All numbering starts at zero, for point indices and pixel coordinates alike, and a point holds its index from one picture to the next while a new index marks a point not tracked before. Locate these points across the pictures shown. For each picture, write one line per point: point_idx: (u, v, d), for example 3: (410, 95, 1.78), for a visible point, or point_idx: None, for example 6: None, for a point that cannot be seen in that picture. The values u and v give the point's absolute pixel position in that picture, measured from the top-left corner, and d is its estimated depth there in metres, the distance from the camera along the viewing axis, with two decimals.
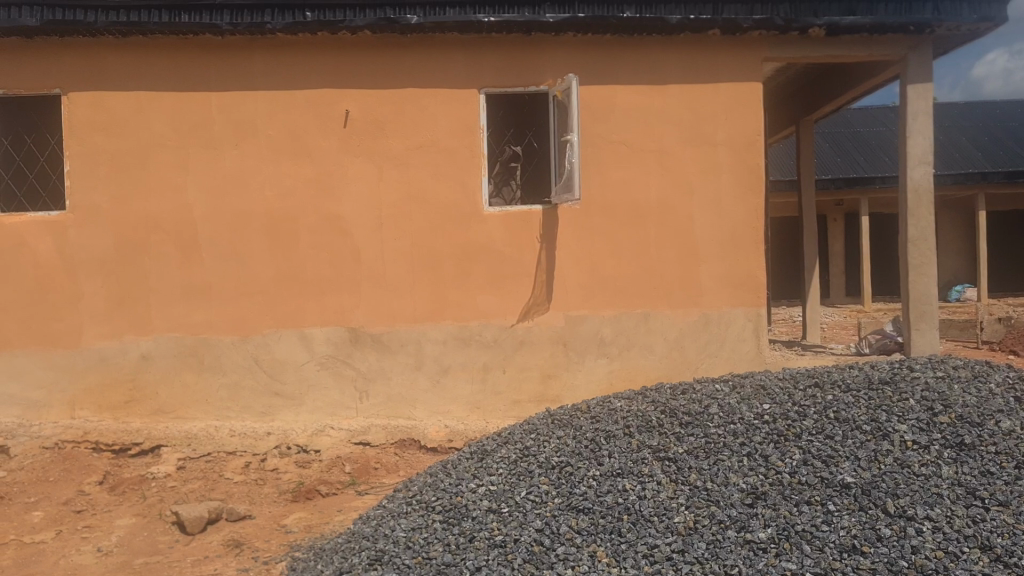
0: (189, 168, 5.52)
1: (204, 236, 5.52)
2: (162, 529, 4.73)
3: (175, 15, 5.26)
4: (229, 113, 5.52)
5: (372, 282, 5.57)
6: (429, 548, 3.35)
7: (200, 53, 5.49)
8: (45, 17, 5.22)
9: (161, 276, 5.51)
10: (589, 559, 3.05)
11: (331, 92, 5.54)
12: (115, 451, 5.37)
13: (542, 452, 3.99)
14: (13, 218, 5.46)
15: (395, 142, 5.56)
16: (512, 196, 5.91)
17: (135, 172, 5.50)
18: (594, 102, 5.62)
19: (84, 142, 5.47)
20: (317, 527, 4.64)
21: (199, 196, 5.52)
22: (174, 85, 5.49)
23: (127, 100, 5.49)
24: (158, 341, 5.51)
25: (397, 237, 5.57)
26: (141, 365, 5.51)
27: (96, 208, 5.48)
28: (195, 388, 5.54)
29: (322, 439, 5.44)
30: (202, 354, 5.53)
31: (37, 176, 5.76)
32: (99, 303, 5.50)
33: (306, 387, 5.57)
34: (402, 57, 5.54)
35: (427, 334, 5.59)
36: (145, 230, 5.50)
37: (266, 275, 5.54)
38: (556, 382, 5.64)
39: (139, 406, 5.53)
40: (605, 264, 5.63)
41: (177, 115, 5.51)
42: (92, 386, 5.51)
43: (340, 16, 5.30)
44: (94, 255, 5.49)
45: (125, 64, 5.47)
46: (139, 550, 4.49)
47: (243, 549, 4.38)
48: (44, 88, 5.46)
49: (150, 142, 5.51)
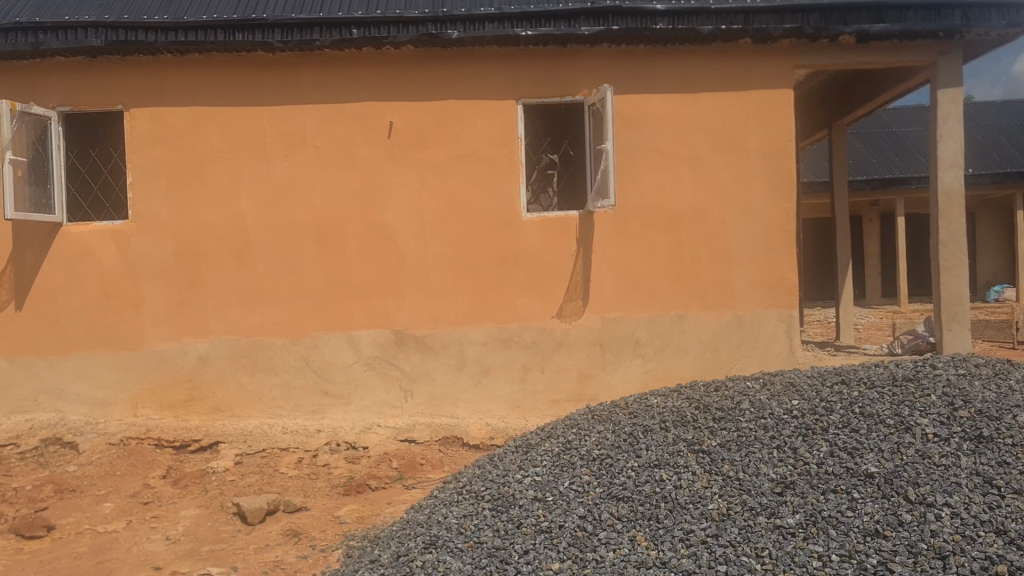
0: (242, 178, 5.82)
1: (257, 243, 5.82)
2: (225, 520, 5.03)
3: (230, 34, 5.54)
4: (280, 125, 5.82)
5: (416, 286, 5.83)
6: (480, 534, 3.59)
7: (253, 69, 5.79)
8: (110, 38, 5.53)
9: (217, 281, 5.82)
10: (628, 543, 3.27)
11: (376, 105, 5.80)
12: (176, 447, 5.67)
13: (584, 445, 4.22)
14: (81, 228, 5.80)
15: (437, 152, 5.82)
16: (550, 203, 6.14)
17: (193, 183, 5.82)
18: (628, 111, 5.83)
19: (145, 155, 5.80)
20: (369, 518, 4.90)
21: (253, 205, 5.82)
22: (229, 100, 5.80)
23: (184, 114, 5.80)
24: (215, 342, 5.82)
25: (439, 242, 5.83)
26: (200, 365, 5.82)
27: (156, 217, 5.81)
28: (250, 388, 5.83)
29: (370, 436, 5.70)
30: (256, 355, 5.83)
31: (101, 188, 6.04)
32: (160, 307, 5.82)
33: (353, 387, 5.84)
34: (444, 70, 5.79)
35: (468, 336, 5.83)
36: (202, 238, 5.82)
37: (316, 279, 5.82)
38: (593, 382, 5.85)
39: (198, 405, 5.83)
40: (640, 267, 5.84)
41: (231, 129, 5.81)
42: (154, 386, 5.82)
43: (385, 32, 5.55)
44: (155, 262, 5.81)
45: (182, 81, 5.79)
46: (203, 539, 4.80)
47: (301, 538, 4.66)
48: (107, 104, 5.80)
49: (205, 154, 5.81)
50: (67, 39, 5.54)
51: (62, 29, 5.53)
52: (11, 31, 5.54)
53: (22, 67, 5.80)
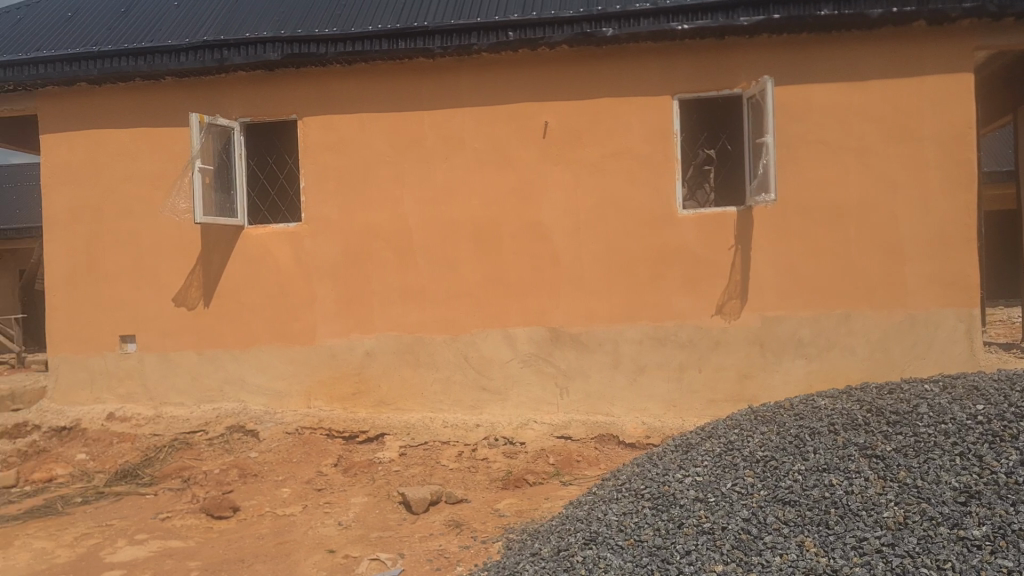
0: (405, 181, 6.06)
1: (419, 243, 6.05)
2: (391, 508, 5.25)
3: (393, 43, 5.78)
4: (440, 129, 6.01)
5: (572, 284, 5.87)
6: (640, 532, 3.59)
7: (414, 76, 6.02)
8: (286, 51, 5.90)
9: (382, 280, 6.09)
10: (796, 548, 3.18)
11: (531, 105, 5.89)
12: (346, 437, 5.98)
13: (747, 446, 4.12)
14: (260, 231, 6.22)
15: (592, 150, 5.84)
16: (706, 199, 6.00)
17: (359, 186, 6.11)
18: (790, 103, 5.64)
19: (316, 161, 6.16)
20: (528, 513, 4.97)
21: (415, 206, 6.05)
22: (392, 106, 6.06)
23: (352, 121, 6.11)
24: (380, 338, 6.09)
25: (594, 241, 5.85)
26: (366, 360, 6.11)
27: (327, 220, 6.15)
28: (413, 382, 6.06)
29: (527, 432, 5.81)
30: (418, 351, 6.05)
31: (277, 193, 6.45)
32: (330, 304, 6.15)
33: (510, 383, 5.95)
34: (599, 68, 5.80)
35: (623, 334, 5.82)
36: (368, 238, 6.11)
37: (474, 278, 5.98)
38: (753, 382, 5.70)
39: (364, 398, 6.12)
40: (803, 264, 5.63)
41: (394, 133, 6.06)
42: (325, 379, 6.17)
43: (540, 33, 5.62)
44: (325, 262, 6.15)
45: (349, 89, 6.10)
46: (371, 525, 5.00)
47: (463, 529, 4.80)
48: (283, 113, 6.19)
49: (371, 159, 6.10)
50: (247, 54, 5.94)
51: (244, 45, 5.94)
52: (199, 48, 6.00)
53: (208, 82, 6.27)
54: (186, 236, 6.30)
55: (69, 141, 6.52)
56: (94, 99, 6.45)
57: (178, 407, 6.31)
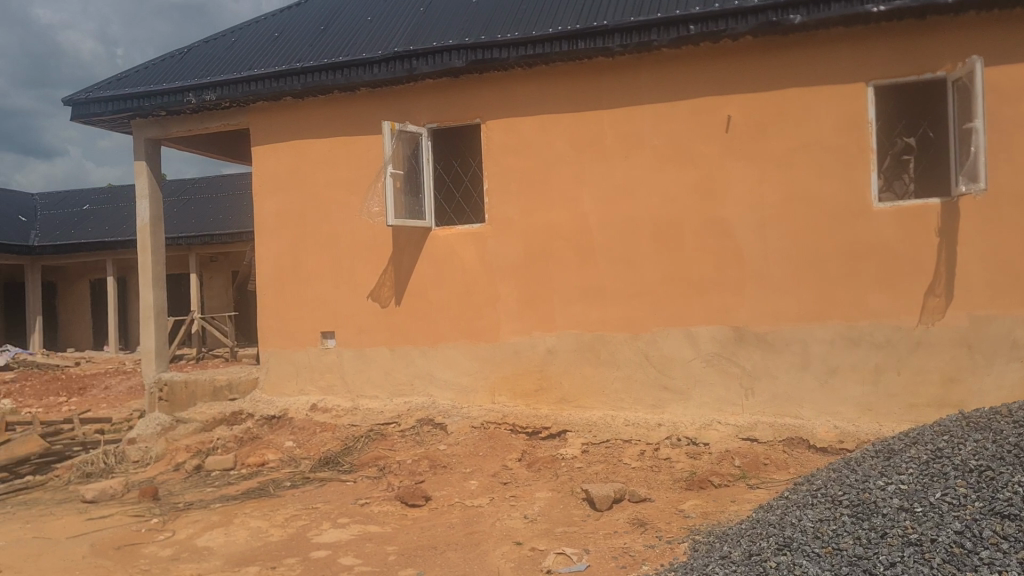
0: (585, 181, 6.11)
1: (599, 242, 6.07)
2: (574, 504, 5.14)
3: (574, 43, 5.81)
4: (620, 127, 6.01)
5: (757, 282, 5.69)
6: (839, 540, 3.44)
7: (594, 76, 6.04)
8: (470, 57, 6.09)
9: (563, 278, 6.17)
10: (1019, 566, 2.93)
11: (713, 99, 5.76)
12: (529, 432, 6.11)
13: (958, 454, 3.85)
14: (447, 232, 6.46)
15: (779, 143, 5.64)
16: (905, 190, 5.67)
17: (540, 187, 6.22)
18: (1002, 84, 5.20)
19: (499, 163, 6.33)
20: (714, 515, 4.75)
21: (595, 205, 6.08)
22: (572, 107, 6.12)
23: (533, 123, 6.23)
24: (562, 336, 6.17)
25: (781, 237, 5.64)
26: (548, 358, 6.20)
27: (509, 221, 6.30)
28: (594, 380, 6.08)
29: (711, 432, 5.70)
30: (599, 349, 6.07)
31: (462, 196, 6.68)
32: (513, 302, 6.30)
33: (692, 383, 5.84)
34: (787, 59, 5.58)
35: (813, 334, 5.57)
36: (549, 238, 6.20)
37: (655, 276, 5.93)
38: (959, 387, 5.30)
39: (546, 395, 6.20)
40: (1018, 260, 5.18)
41: (575, 134, 6.12)
42: (509, 376, 6.30)
43: (722, 25, 5.43)
44: (508, 262, 6.31)
45: (530, 92, 6.22)
46: (557, 520, 4.89)
47: (648, 528, 4.63)
48: (466, 119, 6.41)
49: (552, 160, 6.19)
50: (435, 63, 6.20)
51: (431, 55, 6.20)
52: (391, 60, 6.31)
53: (398, 91, 6.58)
54: (379, 238, 6.66)
55: (276, 152, 7.06)
56: (298, 112, 6.95)
57: (373, 400, 6.66)
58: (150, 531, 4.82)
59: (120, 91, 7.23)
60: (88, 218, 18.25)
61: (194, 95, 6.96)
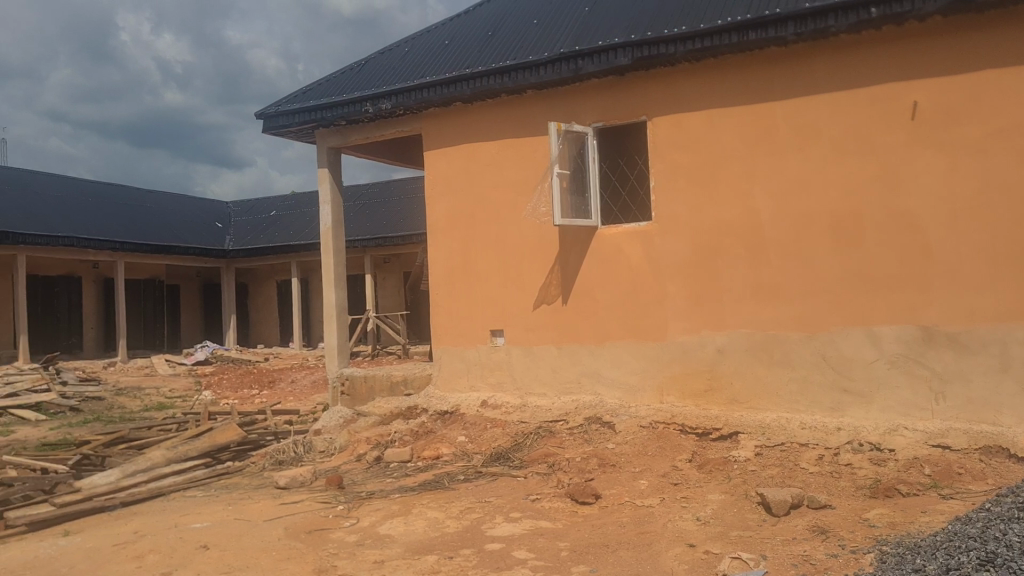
0: (756, 175, 5.89)
1: (772, 238, 5.83)
2: (749, 508, 4.90)
3: (744, 34, 5.60)
4: (793, 119, 5.74)
5: (948, 278, 5.26)
6: None
7: (765, 66, 5.81)
8: (636, 54, 6.03)
9: (732, 276, 5.96)
10: None
11: (898, 85, 5.39)
12: (699, 433, 5.91)
13: None
14: (613, 231, 6.43)
15: (974, 129, 5.18)
16: None
17: (709, 183, 6.07)
18: None
19: (666, 159, 6.24)
20: (903, 526, 4.39)
21: (767, 200, 5.85)
22: (741, 99, 5.92)
23: (700, 118, 6.09)
24: (732, 336, 5.95)
25: (976, 230, 5.19)
26: (718, 358, 5.99)
27: (677, 218, 6.18)
28: (767, 380, 5.81)
29: (896, 439, 5.29)
30: (773, 349, 5.80)
31: (628, 193, 6.62)
32: (681, 301, 6.15)
33: (876, 386, 5.46)
34: (987, 39, 5.11)
35: (1014, 335, 5.06)
36: (718, 234, 6.02)
37: (833, 272, 5.61)
38: None
39: (717, 395, 5.99)
40: None
41: (745, 127, 5.91)
42: (677, 375, 6.14)
43: (907, 6, 5.08)
44: (675, 260, 6.18)
45: (698, 86, 6.07)
46: (732, 524, 4.69)
47: (830, 536, 4.36)
48: (632, 117, 6.36)
49: (720, 154, 6.01)
50: (600, 61, 6.19)
51: (596, 53, 6.18)
52: (557, 61, 6.36)
53: (564, 92, 6.63)
54: (546, 237, 6.73)
55: (446, 156, 7.31)
56: (467, 117, 7.15)
57: (541, 397, 6.74)
58: (337, 517, 5.11)
59: (305, 103, 7.73)
60: (276, 223, 19.57)
61: (370, 104, 7.33)
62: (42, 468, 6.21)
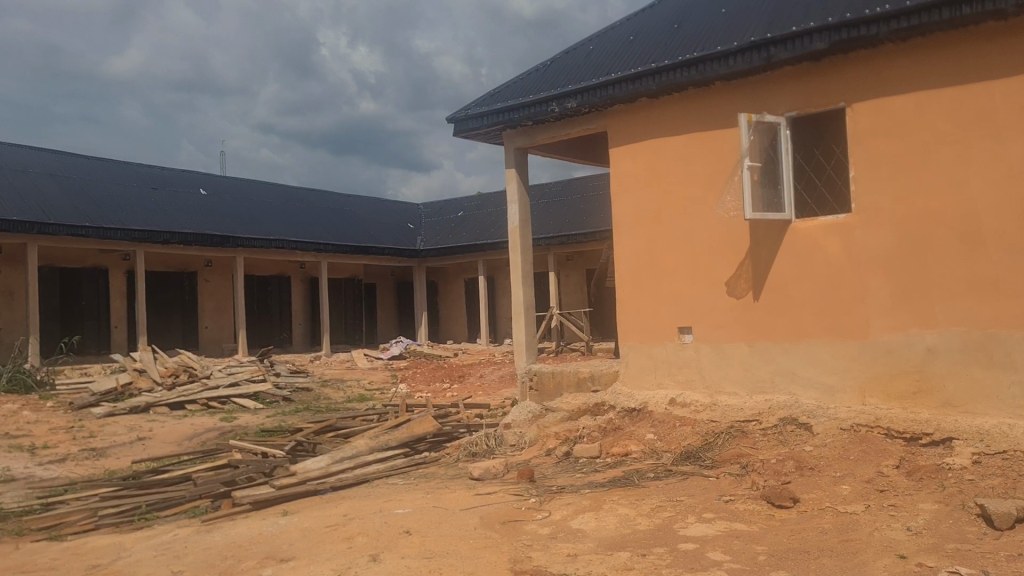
0: (972, 160, 5.42)
1: (990, 228, 5.34)
2: (967, 520, 4.54)
3: (957, 9, 5.18)
4: (1015, 98, 5.23)
5: None
6: None
7: (982, 42, 5.34)
8: (833, 38, 5.74)
9: (944, 270, 5.52)
10: None
11: None
12: (907, 438, 5.50)
13: None
14: (809, 224, 6.16)
15: None
16: None
17: (917, 170, 5.66)
18: None
19: (867, 147, 5.89)
20: None
21: (984, 187, 5.37)
22: (953, 79, 5.48)
23: (906, 102, 5.70)
24: (944, 335, 5.51)
25: None
26: (927, 358, 5.57)
27: (880, 209, 5.83)
28: (985, 383, 5.31)
29: None
30: (992, 349, 5.30)
31: (825, 183, 6.29)
32: (885, 297, 5.78)
33: None
34: None
35: None
36: (928, 226, 5.61)
37: None
38: None
39: (927, 398, 5.56)
40: None
41: (959, 109, 5.46)
42: (881, 376, 5.77)
43: None
44: (879, 253, 5.82)
45: (903, 68, 5.69)
46: (947, 536, 4.37)
47: None
48: (829, 104, 6.06)
49: (931, 140, 5.59)
50: (794, 48, 5.94)
51: (790, 40, 5.94)
52: (747, 50, 6.18)
53: (756, 82, 6.42)
54: (736, 232, 6.54)
55: (632, 152, 7.27)
56: (653, 112, 7.09)
57: (733, 396, 6.56)
58: (530, 509, 5.22)
59: (492, 106, 7.96)
60: (463, 223, 20.24)
61: (556, 103, 7.44)
62: (262, 453, 6.77)
